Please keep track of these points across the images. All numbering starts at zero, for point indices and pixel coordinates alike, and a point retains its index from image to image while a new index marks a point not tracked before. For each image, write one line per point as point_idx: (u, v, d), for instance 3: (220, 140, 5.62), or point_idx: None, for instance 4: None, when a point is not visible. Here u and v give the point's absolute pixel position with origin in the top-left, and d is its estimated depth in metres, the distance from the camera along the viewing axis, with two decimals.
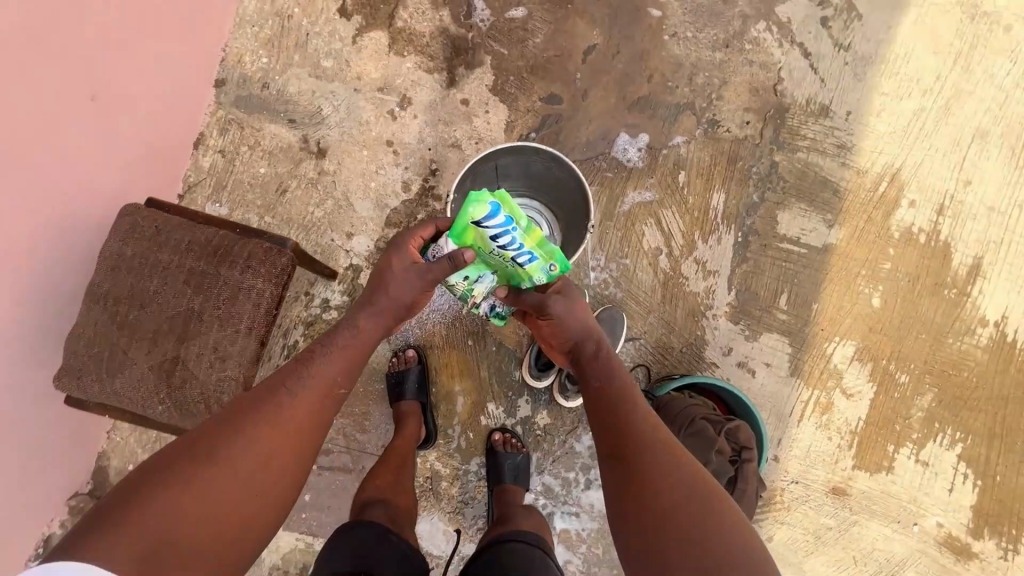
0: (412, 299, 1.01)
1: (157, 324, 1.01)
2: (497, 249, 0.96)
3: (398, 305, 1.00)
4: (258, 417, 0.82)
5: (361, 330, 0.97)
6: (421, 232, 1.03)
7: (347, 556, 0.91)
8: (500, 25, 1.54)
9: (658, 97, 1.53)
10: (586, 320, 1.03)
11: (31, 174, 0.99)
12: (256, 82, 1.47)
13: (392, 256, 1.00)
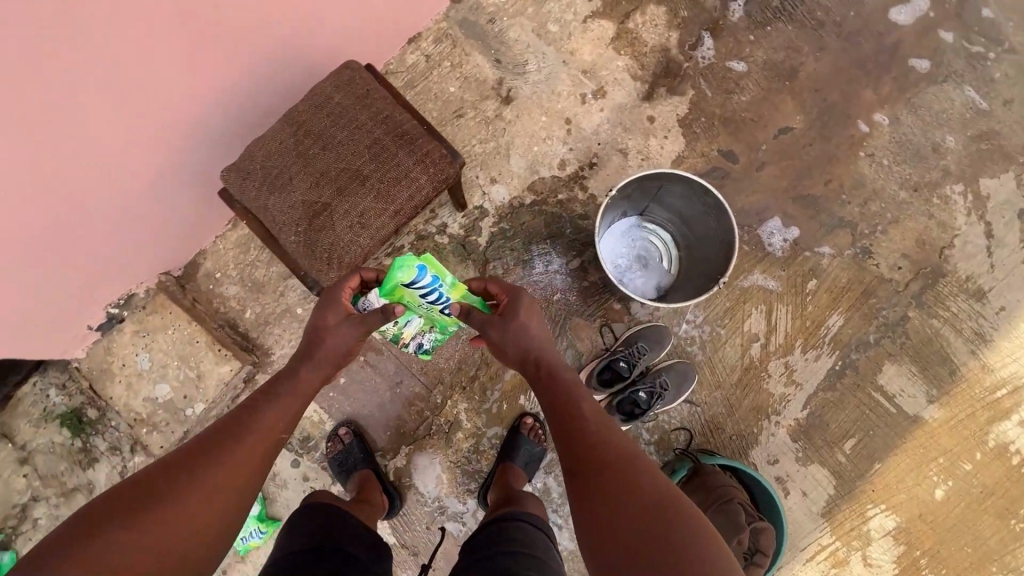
0: (350, 347, 1.00)
1: (326, 169, 1.08)
2: (426, 303, 1.03)
3: (337, 354, 1.00)
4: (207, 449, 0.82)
5: (301, 382, 0.97)
6: (348, 282, 1.01)
7: (313, 533, 0.95)
8: (716, 70, 1.58)
9: (826, 203, 1.53)
10: (527, 343, 1.04)
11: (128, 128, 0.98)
12: (486, 13, 1.55)
13: (323, 314, 0.98)
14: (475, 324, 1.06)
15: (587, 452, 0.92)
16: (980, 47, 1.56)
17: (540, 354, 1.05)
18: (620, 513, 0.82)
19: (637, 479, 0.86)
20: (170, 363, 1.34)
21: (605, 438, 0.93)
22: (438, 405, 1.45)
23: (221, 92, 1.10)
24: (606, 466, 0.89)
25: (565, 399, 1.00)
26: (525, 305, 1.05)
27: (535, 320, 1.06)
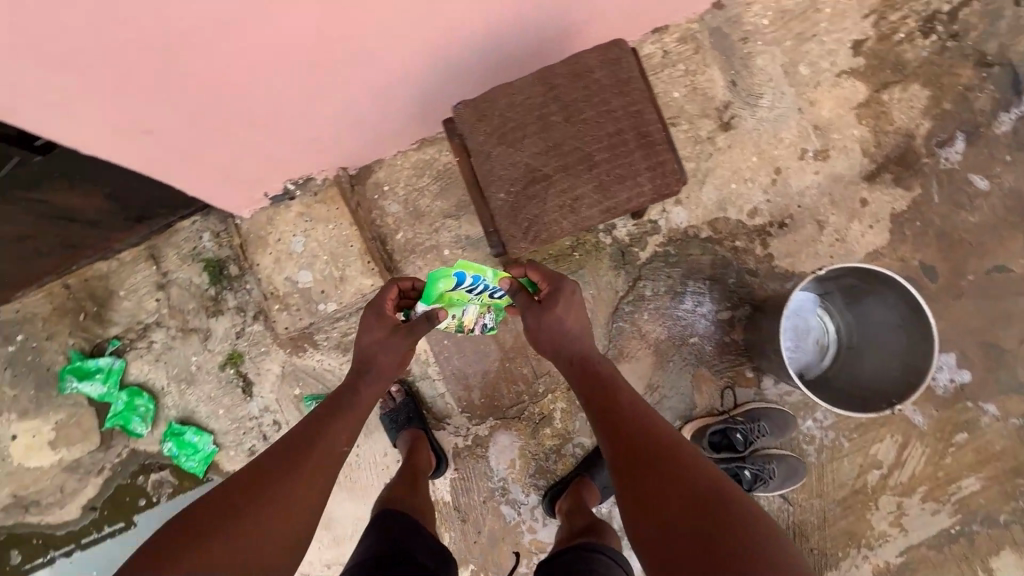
0: (401, 356, 1.07)
1: (561, 141, 1.03)
2: (473, 294, 1.13)
3: (392, 362, 1.05)
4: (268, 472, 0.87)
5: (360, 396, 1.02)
6: (389, 293, 1.08)
7: (384, 541, 0.99)
8: (955, 178, 1.43)
9: (1013, 361, 1.39)
10: (564, 332, 1.07)
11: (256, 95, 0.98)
12: (741, 30, 1.44)
13: (372, 326, 1.05)
14: (519, 304, 1.11)
15: (629, 451, 0.90)
16: None
17: (581, 349, 1.07)
18: (672, 509, 0.80)
19: (687, 470, 0.84)
20: (319, 256, 1.35)
21: (647, 432, 0.92)
22: (538, 395, 1.42)
23: (485, 21, 1.05)
24: (651, 462, 0.86)
25: (605, 394, 1.00)
26: (565, 292, 1.07)
27: (574, 313, 1.09)
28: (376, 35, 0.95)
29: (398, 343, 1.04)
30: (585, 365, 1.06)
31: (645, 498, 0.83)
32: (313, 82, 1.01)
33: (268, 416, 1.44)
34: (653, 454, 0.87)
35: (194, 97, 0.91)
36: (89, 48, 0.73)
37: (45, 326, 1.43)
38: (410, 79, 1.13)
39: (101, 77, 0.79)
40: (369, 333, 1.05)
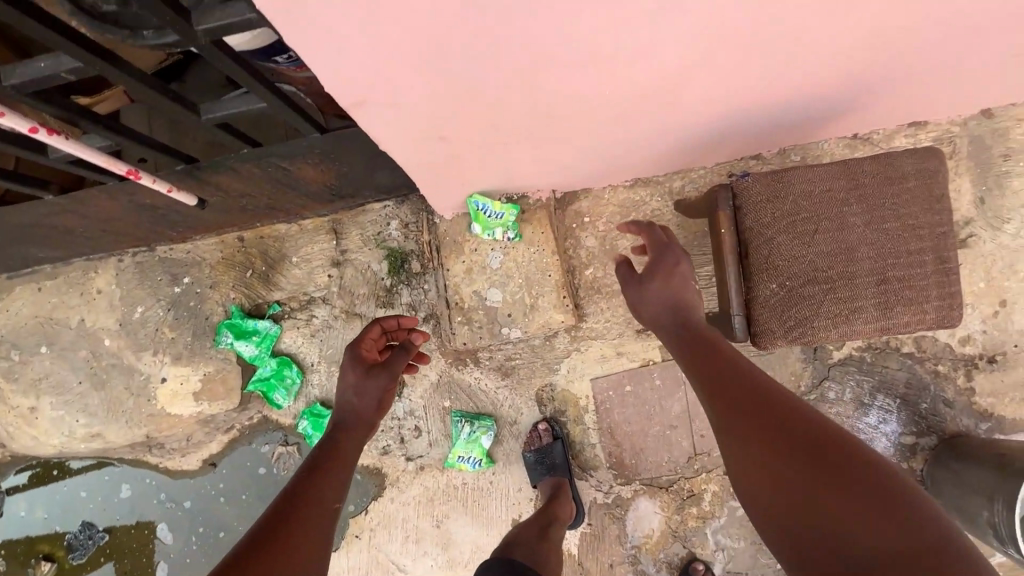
0: (378, 402, 0.96)
1: (853, 245, 0.95)
2: (492, 216, 1.22)
3: (366, 421, 0.95)
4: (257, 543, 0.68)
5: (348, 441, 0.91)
6: (370, 333, 1.04)
7: None
8: None
9: None
10: (667, 305, 0.96)
11: (514, 121, 0.88)
12: (1006, 145, 1.32)
13: (348, 370, 0.99)
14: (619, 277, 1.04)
15: (732, 408, 0.76)
16: None
17: (684, 317, 0.94)
18: (794, 479, 0.66)
19: (812, 438, 0.68)
20: (513, 278, 1.30)
21: (757, 391, 0.77)
22: (693, 472, 1.35)
23: (802, 91, 0.97)
24: (764, 423, 0.72)
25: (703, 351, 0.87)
26: (675, 262, 0.98)
27: (679, 283, 0.96)
28: (701, 83, 0.87)
29: (375, 377, 0.96)
30: (693, 328, 0.92)
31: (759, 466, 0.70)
32: (614, 120, 0.94)
33: (411, 421, 1.40)
34: (766, 416, 0.73)
35: (486, 108, 0.82)
36: (395, 45, 0.62)
37: (212, 274, 1.38)
38: (687, 130, 1.06)
39: (407, 77, 0.69)
40: (344, 379, 0.98)
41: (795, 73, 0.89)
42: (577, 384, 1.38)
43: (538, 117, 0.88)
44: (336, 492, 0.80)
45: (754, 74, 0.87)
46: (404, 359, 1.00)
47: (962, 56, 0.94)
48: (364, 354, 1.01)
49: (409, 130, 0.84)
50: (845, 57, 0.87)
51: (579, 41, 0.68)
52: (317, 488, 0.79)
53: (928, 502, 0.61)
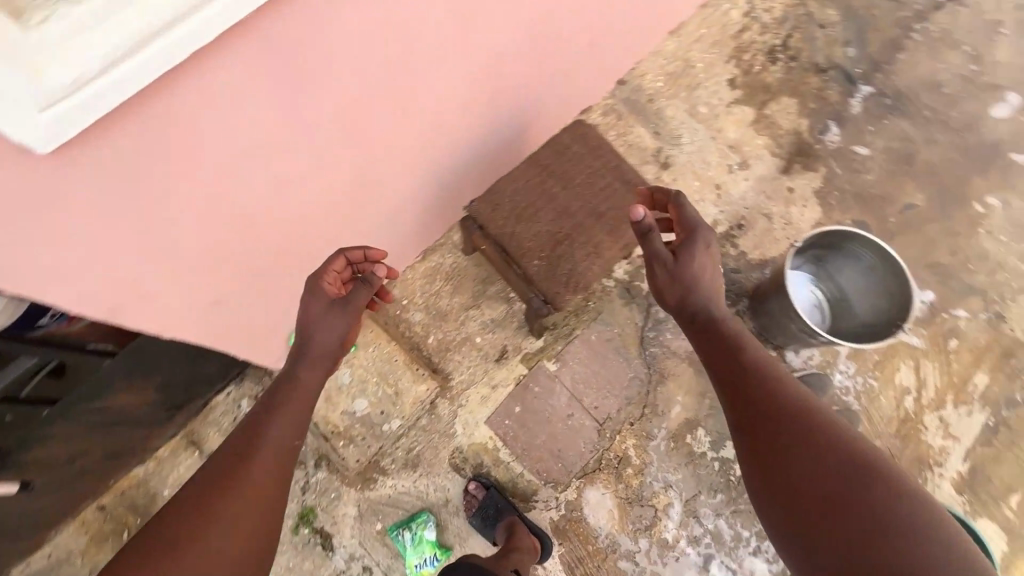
0: (341, 340, 0.96)
1: (568, 205, 1.23)
2: None
3: (325, 353, 0.94)
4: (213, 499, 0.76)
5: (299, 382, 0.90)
6: (335, 265, 1.01)
7: None
8: (843, 151, 1.81)
9: (955, 271, 1.67)
10: (689, 291, 1.05)
11: (266, 256, 1.03)
12: (646, 94, 1.80)
13: (310, 303, 0.96)
14: (650, 251, 1.07)
15: (761, 416, 0.92)
16: None
17: (708, 305, 1.04)
18: (808, 487, 0.84)
19: (831, 459, 0.84)
20: (369, 380, 1.41)
21: (788, 402, 0.91)
22: (609, 439, 1.48)
23: (473, 127, 1.26)
24: (790, 438, 0.88)
25: (731, 347, 0.99)
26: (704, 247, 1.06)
27: (710, 263, 1.07)
28: (389, 160, 1.11)
29: (339, 314, 0.95)
30: (711, 321, 1.03)
31: (784, 463, 0.87)
32: (349, 215, 1.14)
33: (355, 564, 1.38)
34: (795, 422, 0.89)
35: (233, 259, 0.96)
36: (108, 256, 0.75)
37: (86, 560, 1.31)
38: (419, 194, 1.30)
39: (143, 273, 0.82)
40: (306, 311, 0.96)
41: (450, 121, 1.17)
42: (478, 431, 1.47)
43: (286, 241, 1.05)
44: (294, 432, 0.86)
45: (422, 134, 1.12)
46: (365, 292, 0.97)
47: (552, 59, 1.31)
48: (327, 286, 0.99)
49: (181, 312, 0.95)
50: (474, 95, 1.17)
51: (260, 178, 0.86)
52: (271, 462, 0.81)
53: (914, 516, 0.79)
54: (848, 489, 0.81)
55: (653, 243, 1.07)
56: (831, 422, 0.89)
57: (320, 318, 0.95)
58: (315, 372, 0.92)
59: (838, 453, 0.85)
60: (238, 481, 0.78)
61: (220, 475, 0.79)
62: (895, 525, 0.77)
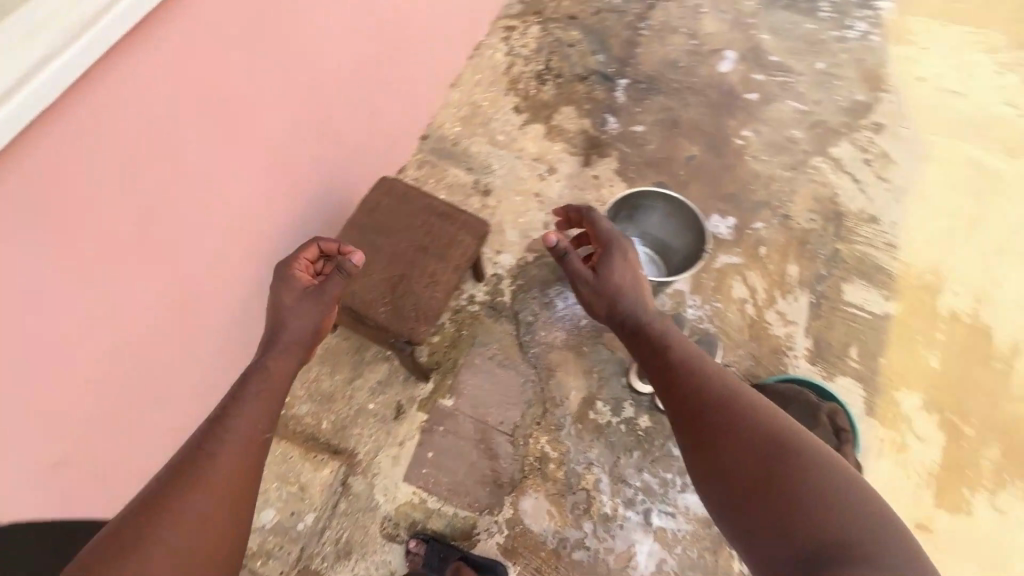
0: (316, 325, 1.07)
1: (394, 251, 1.34)
2: None
3: (301, 340, 1.04)
4: (186, 474, 0.80)
5: (274, 372, 0.97)
6: (306, 257, 1.16)
7: None
8: (625, 134, 2.13)
9: (743, 195, 2.00)
10: (615, 293, 1.26)
11: (84, 383, 1.05)
12: (449, 140, 2.02)
13: (287, 292, 1.09)
14: (571, 268, 1.30)
15: (688, 416, 1.00)
16: (782, 77, 2.27)
17: (634, 312, 1.23)
18: (729, 474, 0.90)
19: (746, 446, 0.90)
20: (270, 486, 1.45)
21: (709, 398, 0.99)
22: (523, 446, 1.55)
23: (294, 206, 1.39)
24: (712, 432, 0.95)
25: (659, 346, 1.15)
26: (617, 258, 1.29)
27: (626, 268, 1.28)
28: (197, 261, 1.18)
29: (315, 296, 1.08)
30: (637, 325, 1.22)
31: (711, 456, 0.94)
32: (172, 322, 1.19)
33: None
34: (713, 417, 0.96)
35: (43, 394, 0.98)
36: None
37: None
38: (251, 284, 1.37)
39: None
40: (284, 297, 1.08)
41: (253, 210, 1.27)
42: (401, 491, 1.48)
43: (104, 364, 1.07)
44: (264, 424, 0.91)
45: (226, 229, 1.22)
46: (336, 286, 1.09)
47: (340, 134, 1.47)
48: (300, 273, 1.13)
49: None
50: (269, 182, 1.28)
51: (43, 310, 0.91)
52: (239, 453, 0.85)
53: (827, 487, 0.81)
54: (763, 471, 0.86)
55: (573, 263, 1.30)
56: (749, 411, 0.93)
57: (296, 305, 1.07)
58: (284, 362, 1.00)
59: (752, 439, 0.90)
60: (211, 474, 0.81)
61: (188, 473, 0.80)
62: (807, 504, 0.80)
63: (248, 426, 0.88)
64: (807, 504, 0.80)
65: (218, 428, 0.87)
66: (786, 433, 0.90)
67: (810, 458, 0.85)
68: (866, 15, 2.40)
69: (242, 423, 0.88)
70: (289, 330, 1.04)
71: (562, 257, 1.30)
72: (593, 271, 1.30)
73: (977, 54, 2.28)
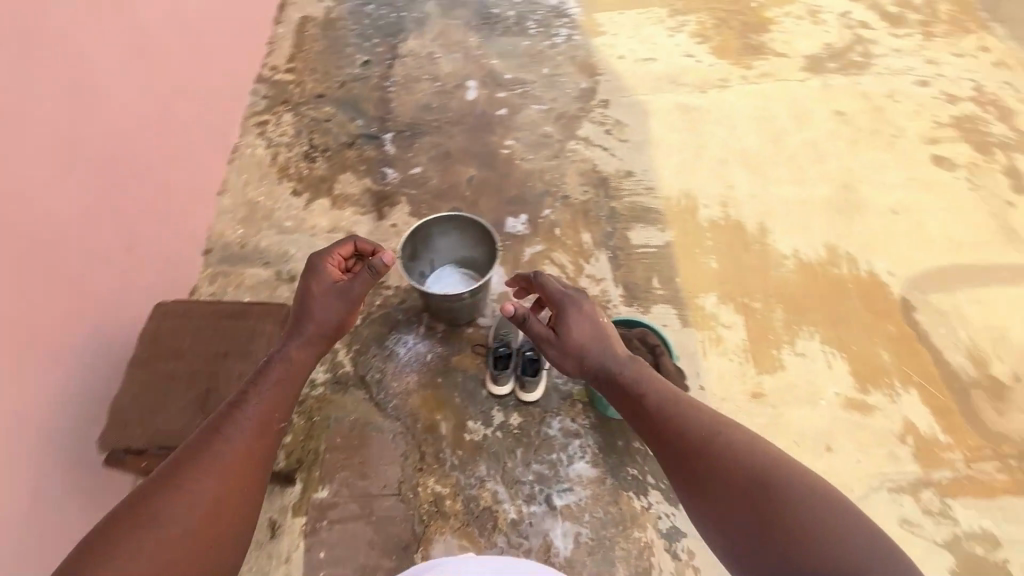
0: (337, 320, 1.34)
1: (191, 370, 1.36)
2: None
3: (323, 326, 1.31)
4: (214, 453, 1.03)
5: (294, 363, 1.26)
6: (342, 250, 1.42)
7: None
8: (406, 179, 2.28)
9: (525, 193, 2.24)
10: (580, 346, 1.29)
11: None
12: (236, 244, 2.02)
13: (317, 281, 1.35)
14: (533, 330, 1.35)
15: (674, 457, 1.06)
16: (519, 88, 2.61)
17: (605, 363, 1.27)
18: (722, 505, 0.97)
19: (730, 479, 0.97)
20: None
21: (689, 438, 1.05)
22: (414, 497, 1.53)
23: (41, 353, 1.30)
24: (699, 470, 1.01)
25: (635, 390, 1.19)
26: (574, 311, 1.33)
27: (583, 324, 1.31)
28: None
29: (348, 291, 1.34)
30: (606, 374, 1.26)
31: (700, 490, 1.01)
32: None
33: None
34: (697, 456, 1.02)
35: None
36: None
37: None
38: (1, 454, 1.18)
39: None
40: (315, 287, 1.34)
41: None
42: None
43: None
44: (279, 417, 1.18)
45: None
46: (364, 285, 1.33)
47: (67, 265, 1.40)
48: (328, 270, 1.38)
49: None
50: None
51: None
52: (250, 441, 1.09)
53: (808, 506, 0.90)
54: (750, 499, 0.94)
55: (534, 326, 1.35)
56: (727, 447, 1.01)
57: (320, 301, 1.32)
58: (305, 355, 1.28)
59: (735, 478, 0.97)
60: (225, 453, 1.04)
61: (197, 457, 1.02)
62: (796, 537, 0.88)
63: (264, 417, 1.13)
64: (798, 538, 0.87)
65: (238, 413, 1.11)
66: (765, 464, 0.96)
67: (789, 488, 0.92)
68: (564, 22, 2.86)
69: (261, 414, 1.13)
70: (317, 321, 1.31)
71: (523, 320, 1.35)
72: (557, 330, 1.33)
73: (653, 26, 2.82)
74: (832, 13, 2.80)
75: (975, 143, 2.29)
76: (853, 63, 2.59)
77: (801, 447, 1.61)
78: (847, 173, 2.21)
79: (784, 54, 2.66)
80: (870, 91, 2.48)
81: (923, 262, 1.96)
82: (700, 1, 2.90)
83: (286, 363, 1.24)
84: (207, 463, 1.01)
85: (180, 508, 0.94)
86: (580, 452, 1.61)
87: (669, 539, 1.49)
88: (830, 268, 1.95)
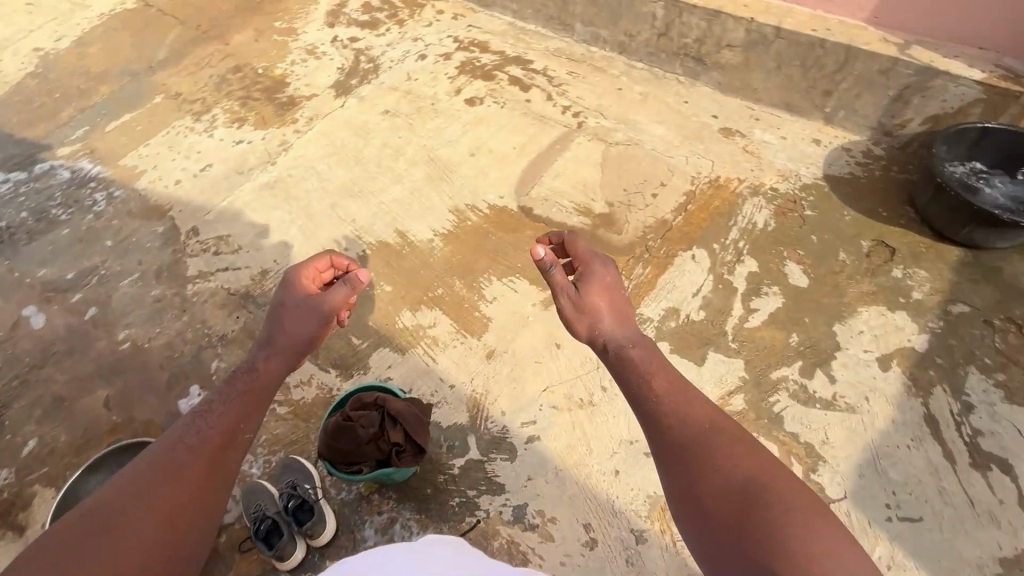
0: (309, 335, 1.43)
1: None
2: None
3: (295, 339, 1.42)
4: (178, 458, 1.15)
5: (264, 367, 1.38)
6: (319, 263, 1.54)
7: None
8: (26, 462, 1.80)
9: (180, 366, 1.99)
10: (593, 304, 1.41)
11: None
12: None
13: (293, 290, 1.47)
14: (555, 280, 1.43)
15: (674, 437, 1.16)
16: (93, 275, 2.23)
17: (622, 340, 1.36)
18: (709, 493, 1.05)
19: (723, 477, 1.06)
20: None
21: (691, 433, 1.15)
22: None
23: None
24: (696, 457, 1.11)
25: (639, 367, 1.31)
26: (601, 269, 1.47)
27: (604, 291, 1.43)
28: None
29: (317, 302, 1.43)
30: (614, 347, 1.36)
31: (691, 477, 1.09)
32: None
33: None
34: (696, 445, 1.12)
35: None
36: None
37: None
38: None
39: None
40: (290, 302, 1.45)
41: None
42: None
43: None
44: (251, 427, 1.30)
45: None
46: (343, 296, 1.44)
47: None
48: (305, 283, 1.49)
49: None
50: None
51: None
52: (210, 452, 1.19)
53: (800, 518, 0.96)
54: (740, 494, 1.02)
55: (557, 276, 1.43)
56: (728, 447, 1.10)
57: (297, 310, 1.43)
58: (275, 364, 1.39)
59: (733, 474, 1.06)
60: (181, 466, 1.14)
61: (157, 471, 1.12)
62: (780, 538, 0.93)
63: (230, 428, 1.25)
64: (787, 540, 0.92)
65: (208, 416, 1.26)
66: (768, 474, 1.04)
67: (789, 503, 0.99)
68: (93, 184, 2.52)
69: (227, 425, 1.25)
70: (291, 332, 1.41)
71: (547, 270, 1.43)
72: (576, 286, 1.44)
73: (187, 137, 2.70)
74: (326, 44, 3.11)
75: (482, 75, 2.85)
76: (368, 71, 2.94)
77: (541, 361, 1.84)
78: (424, 152, 2.54)
79: (314, 94, 2.85)
80: (394, 84, 2.86)
81: (513, 174, 2.39)
82: (213, 93, 2.88)
83: (255, 372, 1.38)
84: (171, 468, 1.13)
85: (143, 509, 1.04)
86: (407, 531, 1.57)
87: (519, 519, 1.57)
88: (464, 225, 2.25)
